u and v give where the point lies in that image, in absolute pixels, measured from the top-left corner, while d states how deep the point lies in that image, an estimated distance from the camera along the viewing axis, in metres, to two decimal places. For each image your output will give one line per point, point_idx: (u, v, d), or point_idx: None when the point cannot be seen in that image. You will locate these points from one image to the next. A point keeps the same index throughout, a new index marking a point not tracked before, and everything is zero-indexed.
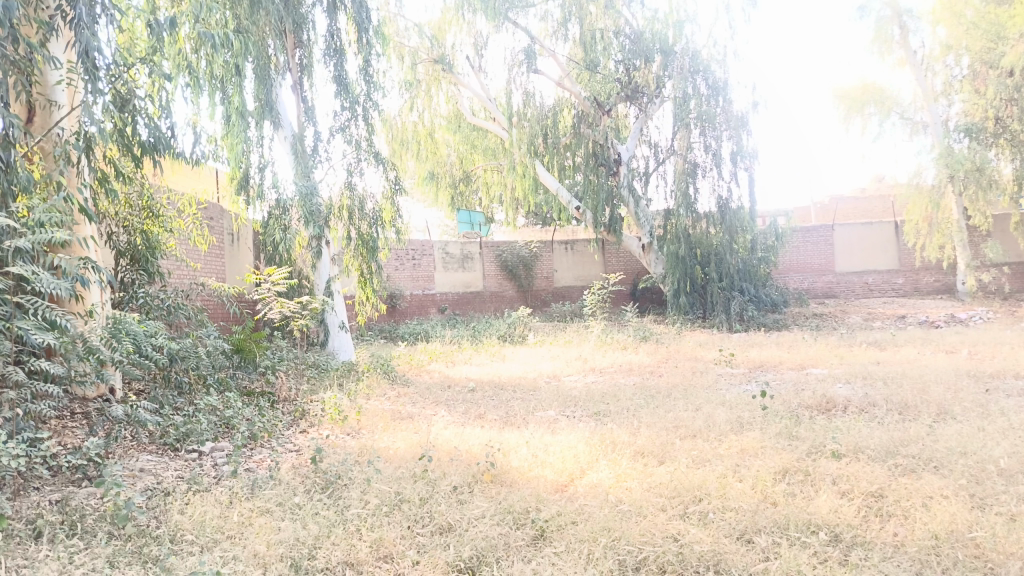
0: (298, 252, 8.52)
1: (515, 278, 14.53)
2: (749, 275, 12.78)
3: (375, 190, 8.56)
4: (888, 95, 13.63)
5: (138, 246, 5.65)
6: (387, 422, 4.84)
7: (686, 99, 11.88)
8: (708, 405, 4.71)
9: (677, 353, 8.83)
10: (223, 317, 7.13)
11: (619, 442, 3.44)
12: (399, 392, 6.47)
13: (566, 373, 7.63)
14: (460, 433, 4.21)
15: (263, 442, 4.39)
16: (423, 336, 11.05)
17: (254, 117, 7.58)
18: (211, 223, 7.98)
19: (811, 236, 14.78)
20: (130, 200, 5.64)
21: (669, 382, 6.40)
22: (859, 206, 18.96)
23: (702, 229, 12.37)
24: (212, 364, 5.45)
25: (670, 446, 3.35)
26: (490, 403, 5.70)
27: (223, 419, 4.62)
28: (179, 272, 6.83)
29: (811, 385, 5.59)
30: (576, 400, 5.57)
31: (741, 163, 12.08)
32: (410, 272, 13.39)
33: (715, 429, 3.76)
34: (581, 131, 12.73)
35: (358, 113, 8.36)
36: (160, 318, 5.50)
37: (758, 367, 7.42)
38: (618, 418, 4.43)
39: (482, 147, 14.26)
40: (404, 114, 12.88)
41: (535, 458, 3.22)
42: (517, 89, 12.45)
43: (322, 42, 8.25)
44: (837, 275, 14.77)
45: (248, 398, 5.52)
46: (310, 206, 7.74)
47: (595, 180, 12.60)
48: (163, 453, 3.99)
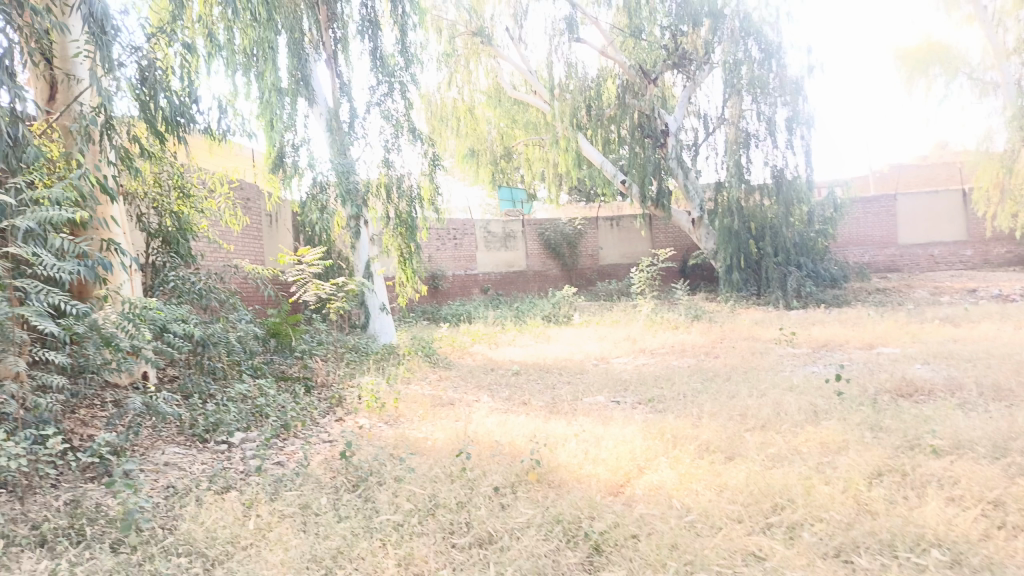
0: (337, 232, 8.31)
1: (559, 257, 14.15)
2: (806, 249, 12.15)
3: (414, 169, 8.27)
4: (955, 55, 12.72)
5: (169, 228, 5.52)
6: (426, 410, 4.56)
7: (737, 64, 11.27)
8: (773, 390, 4.30)
9: (732, 332, 8.36)
10: (259, 300, 6.93)
11: (682, 434, 3.09)
12: (440, 377, 6.20)
13: (614, 355, 7.26)
14: (502, 423, 3.89)
15: (296, 433, 4.14)
16: (465, 317, 10.78)
17: (289, 95, 7.32)
18: (247, 204, 7.85)
19: (872, 207, 13.99)
20: (160, 180, 5.47)
21: (727, 363, 5.99)
22: (922, 175, 17.99)
23: (755, 201, 11.81)
24: (246, 350, 5.24)
25: (739, 439, 2.98)
26: (535, 388, 5.40)
27: (255, 408, 4.38)
28: (214, 253, 6.66)
29: (886, 366, 5.12)
30: (627, 385, 5.22)
31: (797, 130, 11.57)
32: (453, 252, 13.07)
33: (788, 418, 3.37)
34: (626, 102, 12.12)
35: (396, 88, 8.04)
36: (190, 303, 5.24)
37: (821, 346, 6.92)
38: (675, 406, 4.06)
39: (523, 121, 13.75)
40: (442, 90, 12.74)
41: (586, 453, 2.89)
42: (558, 60, 12.00)
43: (358, 16, 7.97)
44: (900, 247, 13.97)
45: (284, 383, 5.32)
46: (348, 184, 7.52)
47: (641, 153, 12.10)
48: (191, 445, 3.77)
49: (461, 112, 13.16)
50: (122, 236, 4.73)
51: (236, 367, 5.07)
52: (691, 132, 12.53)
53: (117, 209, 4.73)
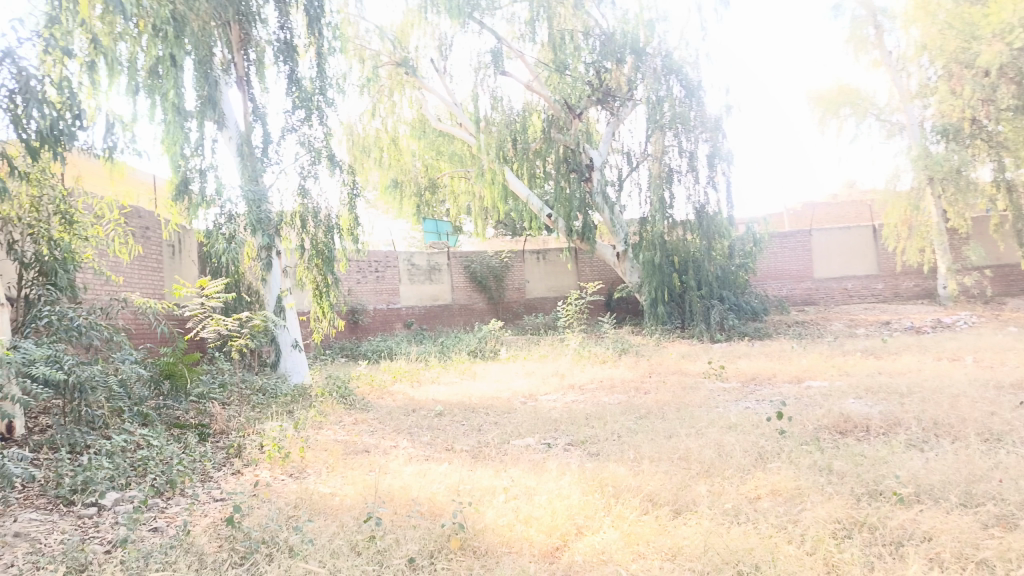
0: (247, 263, 7.68)
1: (486, 290, 13.82)
2: (728, 282, 12.26)
3: (334, 199, 7.83)
4: (864, 97, 13.22)
5: (48, 257, 4.90)
6: (337, 461, 4.11)
7: (659, 101, 11.43)
8: (711, 429, 4.07)
9: (660, 366, 8.21)
10: (149, 338, 6.23)
11: (622, 481, 2.79)
12: (356, 419, 5.73)
13: (543, 391, 6.94)
14: (421, 476, 3.49)
15: (182, 490, 3.61)
16: (387, 353, 10.30)
17: (196, 118, 6.89)
18: (143, 231, 7.25)
19: (788, 242, 14.36)
20: (37, 205, 4.87)
21: (659, 399, 5.78)
22: (832, 212, 18.73)
23: (678, 236, 11.85)
24: (130, 395, 4.65)
25: (685, 488, 2.71)
26: (460, 430, 5.03)
27: (138, 462, 3.83)
28: (99, 287, 6.00)
29: (819, 401, 5.02)
30: (557, 424, 4.94)
31: (718, 166, 11.62)
32: (375, 284, 12.62)
33: (734, 461, 3.13)
34: (551, 135, 12.10)
35: (315, 114, 7.59)
36: (66, 344, 4.57)
37: (751, 381, 6.80)
38: (611, 448, 3.78)
39: (448, 152, 13.57)
40: (366, 121, 12.33)
41: (517, 509, 2.54)
42: (483, 92, 11.76)
43: (275, 40, 7.48)
44: (816, 281, 14.34)
45: (176, 432, 4.76)
46: (259, 213, 7.03)
47: (567, 187, 11.97)
48: (52, 510, 3.19)
49: (384, 142, 12.82)
50: None
51: (118, 414, 4.50)
52: (614, 170, 12.52)
53: None
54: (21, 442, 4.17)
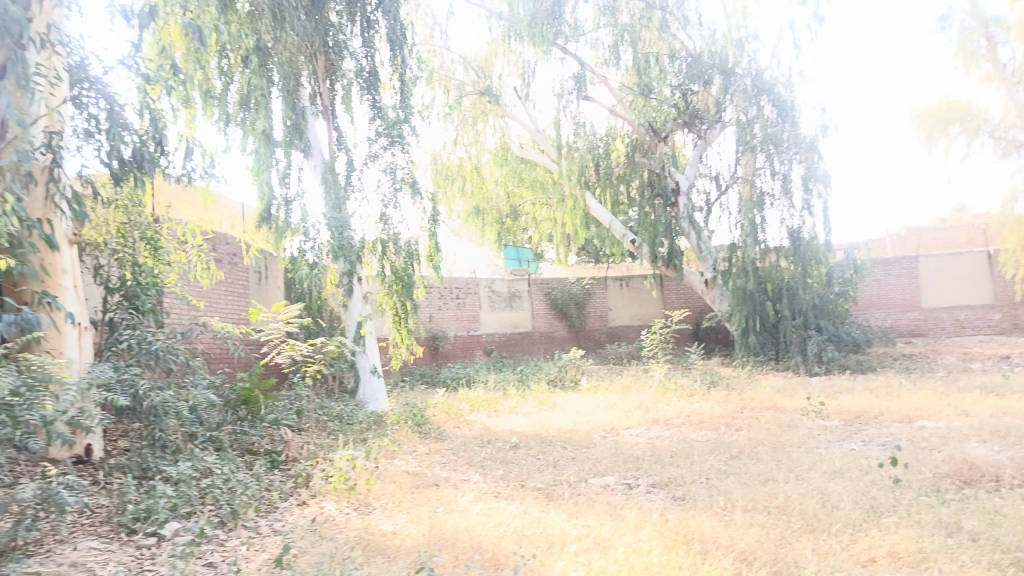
0: (329, 290, 7.66)
1: (567, 317, 13.55)
2: (825, 311, 11.53)
3: (414, 225, 7.73)
4: (975, 114, 12.15)
5: (130, 282, 4.94)
6: (404, 495, 3.91)
7: (749, 122, 10.97)
8: (813, 475, 3.65)
9: (752, 401, 7.68)
10: (227, 362, 6.28)
11: (711, 536, 2.47)
12: (430, 449, 5.55)
13: (625, 425, 6.59)
14: (490, 516, 3.25)
15: (244, 522, 3.49)
16: (466, 380, 10.17)
17: (281, 147, 7.02)
18: (230, 257, 7.41)
19: (892, 269, 13.41)
20: (124, 231, 4.98)
21: (751, 436, 5.35)
22: (940, 237, 17.50)
23: (771, 262, 11.29)
24: (201, 419, 4.64)
25: (786, 548, 2.36)
26: (535, 464, 4.77)
27: (204, 491, 3.75)
28: (181, 311, 6.08)
29: (935, 444, 4.49)
30: (639, 462, 4.61)
31: (815, 189, 11.10)
32: (455, 311, 12.50)
33: (842, 515, 2.75)
34: (635, 160, 11.86)
35: (399, 142, 7.53)
36: (145, 368, 4.61)
37: (855, 419, 6.23)
38: (699, 492, 3.44)
39: (530, 179, 13.39)
40: (449, 150, 12.50)
41: (588, 563, 2.27)
42: (566, 118, 11.66)
43: (360, 74, 7.56)
44: (924, 311, 13.31)
45: (247, 459, 4.71)
46: (341, 238, 7.02)
47: (651, 213, 11.71)
48: (113, 539, 3.13)
49: (467, 171, 12.91)
50: (74, 288, 4.30)
51: (190, 439, 4.48)
52: (702, 196, 11.97)
53: (68, 255, 4.27)
54: (97, 464, 4.20)
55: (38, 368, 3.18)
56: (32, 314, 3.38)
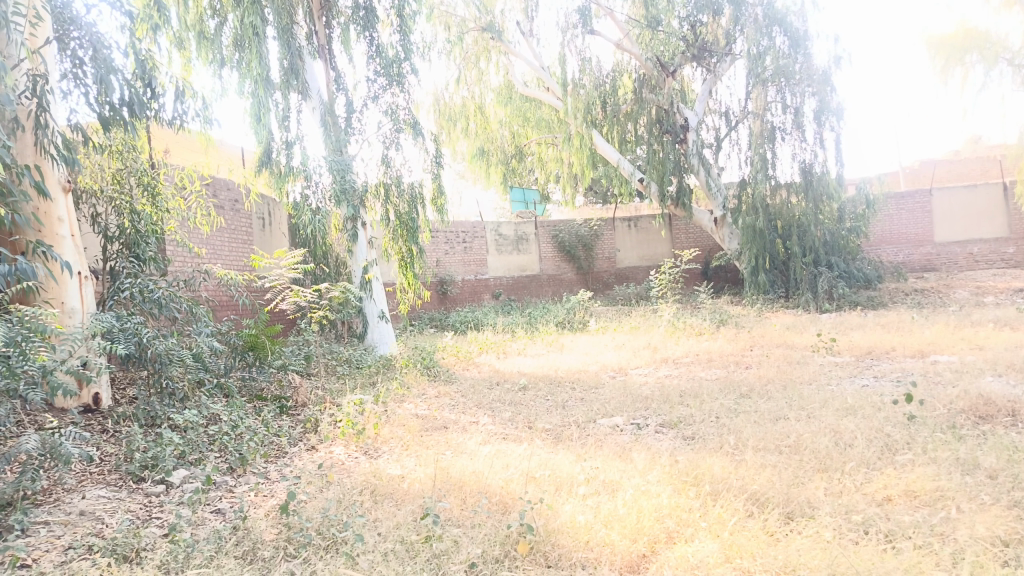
0: (334, 235, 7.56)
1: (575, 260, 13.44)
2: (836, 248, 11.38)
3: (416, 166, 7.57)
4: (993, 41, 11.66)
5: (128, 230, 4.81)
6: (413, 439, 3.90)
7: (761, 53, 10.52)
8: (825, 414, 3.60)
9: (762, 338, 7.63)
10: (232, 309, 6.26)
11: (723, 477, 2.42)
12: (439, 392, 5.54)
13: (634, 365, 6.56)
14: (499, 459, 3.23)
15: (252, 467, 3.49)
16: (474, 324, 10.15)
17: (279, 89, 6.83)
18: (231, 202, 7.30)
19: (906, 203, 13.16)
20: (120, 178, 4.87)
21: (761, 375, 5.31)
22: (955, 170, 17.15)
23: (781, 199, 11.05)
24: (207, 366, 4.62)
25: (800, 488, 2.32)
26: (544, 406, 4.75)
27: (212, 437, 3.75)
28: (182, 258, 6.02)
29: (949, 379, 4.43)
30: (649, 402, 4.58)
31: (827, 122, 10.80)
32: (462, 255, 12.42)
33: (856, 453, 2.70)
34: (643, 96, 11.45)
35: (399, 82, 7.33)
36: (148, 316, 4.56)
37: (866, 355, 6.17)
38: (710, 432, 3.40)
39: (535, 119, 12.94)
40: (452, 91, 12.17)
41: (597, 507, 2.23)
42: (572, 55, 11.27)
43: (356, 13, 7.28)
44: (936, 245, 13.11)
45: (256, 405, 4.70)
46: (344, 182, 6.80)
47: (660, 150, 11.41)
48: (121, 487, 3.13)
49: (471, 111, 12.55)
50: (70, 237, 4.22)
51: (197, 386, 4.47)
52: (712, 131, 11.88)
53: (64, 203, 4.21)
54: (106, 413, 4.20)
55: (30, 318, 3.10)
56: (26, 265, 3.31)
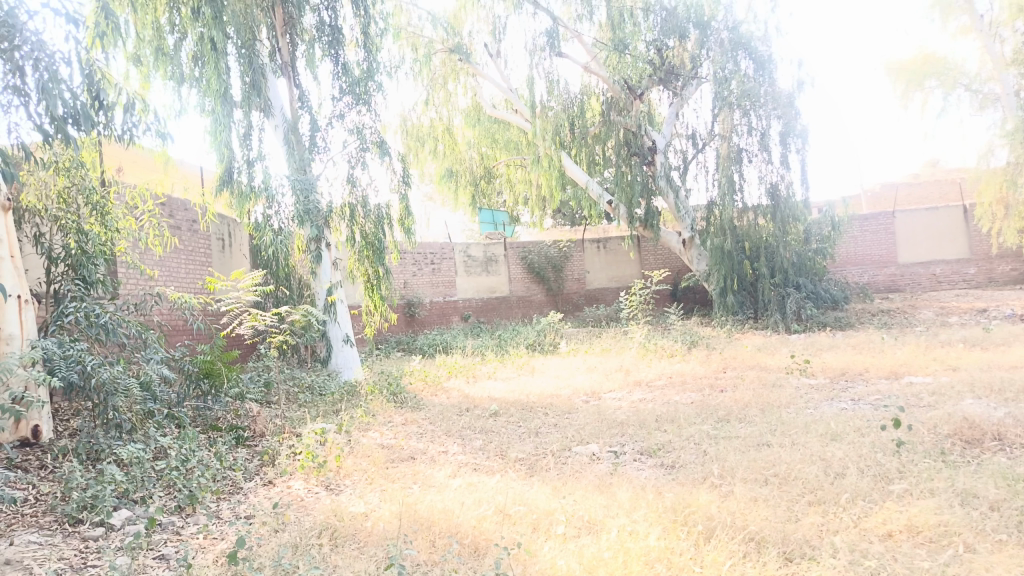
0: (297, 256, 7.30)
1: (544, 281, 13.32)
2: (804, 269, 11.43)
3: (383, 186, 7.33)
4: (951, 66, 11.95)
5: (75, 250, 4.50)
6: (378, 471, 3.66)
7: (726, 77, 10.67)
8: (809, 439, 3.47)
9: (734, 360, 7.54)
10: (186, 334, 5.97)
11: (714, 514, 2.26)
12: (406, 419, 5.30)
13: (607, 388, 6.41)
14: (469, 494, 3.02)
15: (204, 506, 3.21)
16: (443, 347, 9.92)
17: (241, 107, 6.61)
18: (187, 222, 7.00)
19: (869, 225, 13.33)
20: (66, 197, 4.59)
21: (738, 398, 5.19)
22: (915, 192, 17.50)
23: (749, 221, 11.12)
24: (157, 396, 4.32)
25: (796, 525, 2.17)
26: (516, 434, 4.56)
27: (160, 474, 3.47)
28: (133, 281, 5.71)
29: (929, 402, 4.35)
30: (625, 428, 4.42)
31: (793, 144, 10.84)
32: (430, 276, 12.20)
33: (848, 484, 2.56)
34: (611, 118, 11.56)
35: (364, 100, 7.14)
36: (93, 343, 4.27)
37: (841, 377, 6.09)
38: (694, 463, 3.25)
39: (503, 140, 12.97)
40: (420, 112, 11.97)
41: (580, 550, 2.03)
42: (540, 76, 11.23)
43: (320, 29, 7.11)
44: (900, 267, 13.27)
45: (210, 437, 4.42)
46: (307, 203, 6.64)
47: (628, 171, 11.37)
48: (55, 531, 2.85)
49: (439, 132, 12.35)
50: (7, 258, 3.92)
51: (146, 417, 4.18)
52: (679, 154, 11.84)
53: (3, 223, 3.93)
54: (46, 447, 3.88)
55: None
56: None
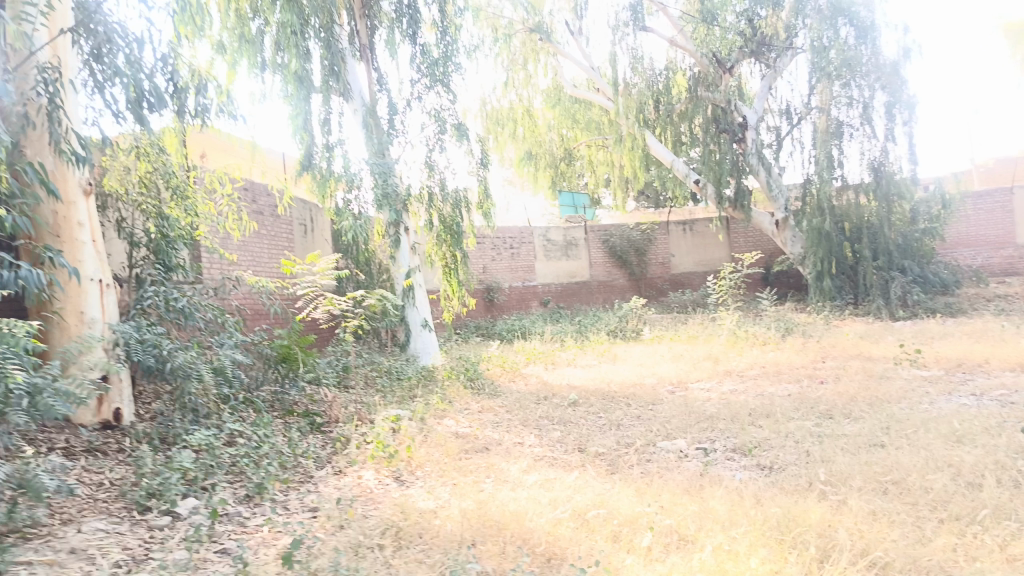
0: (376, 241, 7.24)
1: (627, 266, 12.90)
2: (910, 251, 10.60)
3: (461, 169, 7.14)
4: None
5: (154, 235, 4.48)
6: (451, 463, 3.48)
7: (824, 48, 9.86)
8: (931, 441, 3.06)
9: (833, 349, 7.01)
10: (263, 318, 6.00)
11: (828, 535, 1.94)
12: (482, 407, 5.12)
13: (693, 378, 6.05)
14: (547, 492, 2.80)
15: (271, 496, 3.11)
16: (522, 333, 9.73)
17: (319, 91, 6.56)
18: (268, 207, 7.03)
19: (984, 203, 12.20)
20: (147, 182, 4.61)
21: (841, 390, 4.75)
22: None
23: (849, 200, 10.40)
24: (232, 380, 4.29)
25: (928, 548, 1.83)
26: (598, 426, 4.30)
27: (231, 461, 3.40)
28: (213, 264, 5.78)
29: None
30: (716, 422, 4.10)
31: (898, 116, 10.01)
32: (509, 261, 12.04)
33: (987, 497, 2.18)
34: (698, 94, 11.04)
35: (442, 81, 6.94)
36: (172, 327, 4.27)
37: (957, 369, 5.51)
38: (796, 467, 2.91)
39: (584, 120, 12.48)
40: (499, 95, 11.74)
41: (668, 571, 1.77)
42: (623, 52, 10.80)
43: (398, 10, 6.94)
44: (1019, 248, 12.13)
45: (285, 423, 4.37)
46: (386, 186, 6.50)
47: (716, 149, 10.88)
48: (124, 518, 2.81)
49: (518, 115, 12.11)
50: (90, 242, 3.93)
51: (221, 402, 4.14)
52: (772, 131, 11.01)
53: (85, 207, 3.92)
54: (126, 430, 3.87)
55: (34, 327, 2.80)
56: (30, 271, 3.03)
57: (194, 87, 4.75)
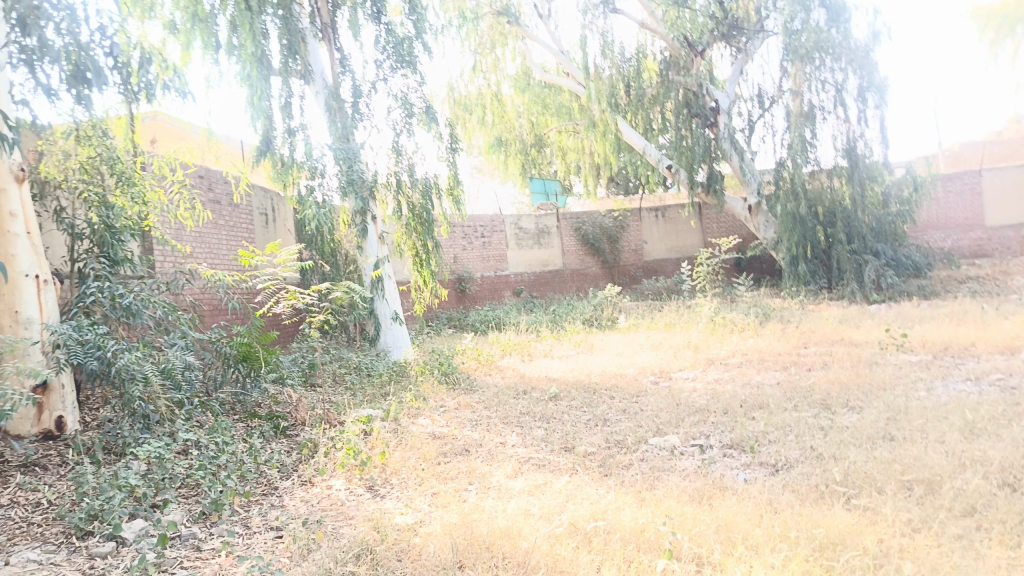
0: (343, 230, 6.89)
1: (599, 253, 12.65)
2: (883, 234, 10.54)
3: (431, 156, 6.77)
4: None
5: (98, 226, 4.08)
6: (429, 470, 3.19)
7: (797, 30, 9.75)
8: (945, 433, 2.86)
9: (814, 334, 6.86)
10: (220, 314, 5.62)
11: (873, 556, 1.71)
12: (459, 403, 4.83)
13: (675, 367, 5.84)
14: (539, 501, 2.54)
15: (230, 513, 2.79)
16: (495, 323, 9.46)
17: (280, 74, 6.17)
18: (226, 195, 6.62)
19: (953, 185, 12.22)
20: (90, 168, 4.18)
21: (832, 378, 4.57)
22: (1000, 150, 16.20)
23: (821, 182, 10.26)
24: (185, 382, 3.93)
25: (989, 568, 1.61)
26: (582, 422, 4.05)
27: (185, 476, 3.06)
28: (165, 257, 5.41)
29: None
30: (708, 415, 3.88)
31: (870, 100, 10.00)
32: (480, 251, 11.78)
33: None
34: (669, 77, 10.85)
35: (409, 62, 6.57)
36: (119, 327, 3.89)
37: (945, 353, 5.38)
38: (806, 465, 2.70)
39: (555, 105, 12.34)
40: (467, 80, 11.31)
41: None
42: (593, 34, 10.51)
43: None
44: (987, 230, 12.19)
45: (247, 428, 4.04)
46: (351, 172, 6.14)
47: (688, 134, 10.75)
48: (59, 546, 2.47)
49: (487, 101, 11.66)
50: (26, 234, 3.53)
51: (175, 407, 3.79)
52: (743, 116, 10.85)
53: (18, 195, 3.52)
54: (70, 440, 3.50)
55: None
56: None
57: (137, 63, 4.37)
